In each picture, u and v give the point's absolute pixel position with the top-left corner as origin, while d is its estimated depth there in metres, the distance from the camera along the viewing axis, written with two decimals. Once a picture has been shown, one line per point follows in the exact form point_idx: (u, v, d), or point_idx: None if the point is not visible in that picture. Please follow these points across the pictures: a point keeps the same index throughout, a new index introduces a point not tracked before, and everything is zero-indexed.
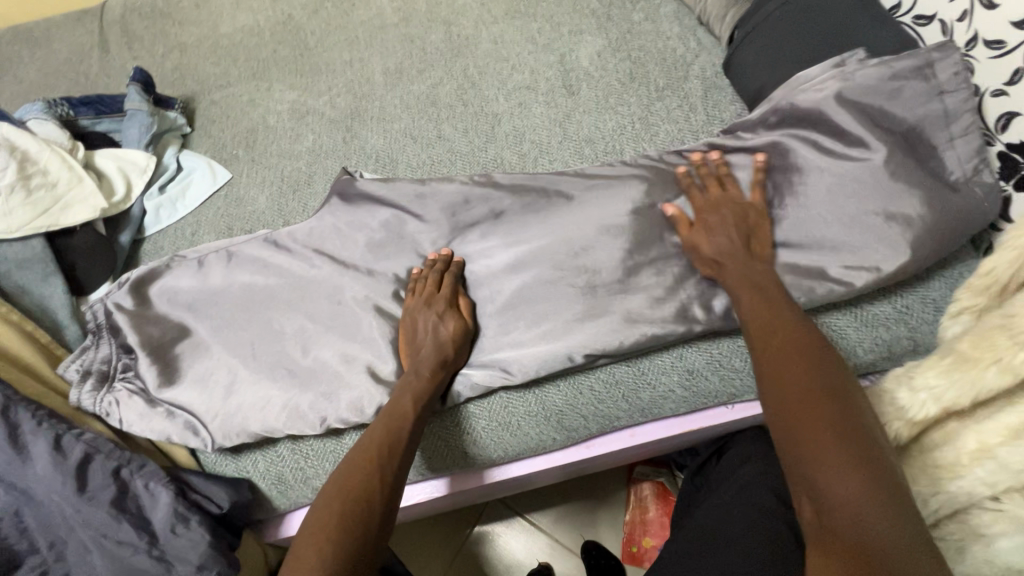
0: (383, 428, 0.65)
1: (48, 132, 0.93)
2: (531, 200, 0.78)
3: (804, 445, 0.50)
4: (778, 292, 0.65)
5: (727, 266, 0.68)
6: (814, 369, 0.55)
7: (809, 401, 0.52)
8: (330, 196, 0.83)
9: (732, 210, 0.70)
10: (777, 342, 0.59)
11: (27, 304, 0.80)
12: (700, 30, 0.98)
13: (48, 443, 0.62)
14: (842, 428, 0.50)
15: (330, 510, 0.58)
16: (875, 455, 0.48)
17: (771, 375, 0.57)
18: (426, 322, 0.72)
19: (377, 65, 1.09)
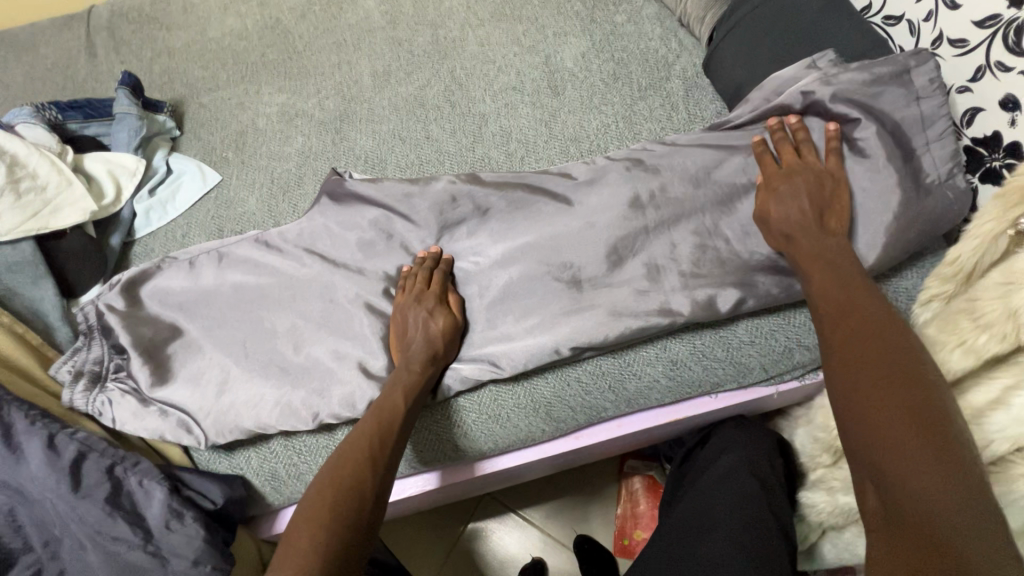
0: (375, 419, 0.67)
1: (36, 136, 0.93)
2: (517, 198, 0.80)
3: (872, 433, 0.50)
4: (850, 268, 0.64)
5: (796, 237, 0.68)
6: (893, 355, 0.53)
7: (878, 387, 0.51)
8: (320, 196, 0.84)
9: (807, 178, 0.70)
10: (853, 324, 0.58)
11: (18, 306, 0.81)
12: (681, 32, 1.01)
13: (43, 441, 0.63)
14: (915, 416, 0.48)
15: (322, 498, 0.59)
16: (953, 443, 0.47)
17: (842, 357, 0.56)
18: (417, 315, 0.74)
19: (365, 67, 1.10)
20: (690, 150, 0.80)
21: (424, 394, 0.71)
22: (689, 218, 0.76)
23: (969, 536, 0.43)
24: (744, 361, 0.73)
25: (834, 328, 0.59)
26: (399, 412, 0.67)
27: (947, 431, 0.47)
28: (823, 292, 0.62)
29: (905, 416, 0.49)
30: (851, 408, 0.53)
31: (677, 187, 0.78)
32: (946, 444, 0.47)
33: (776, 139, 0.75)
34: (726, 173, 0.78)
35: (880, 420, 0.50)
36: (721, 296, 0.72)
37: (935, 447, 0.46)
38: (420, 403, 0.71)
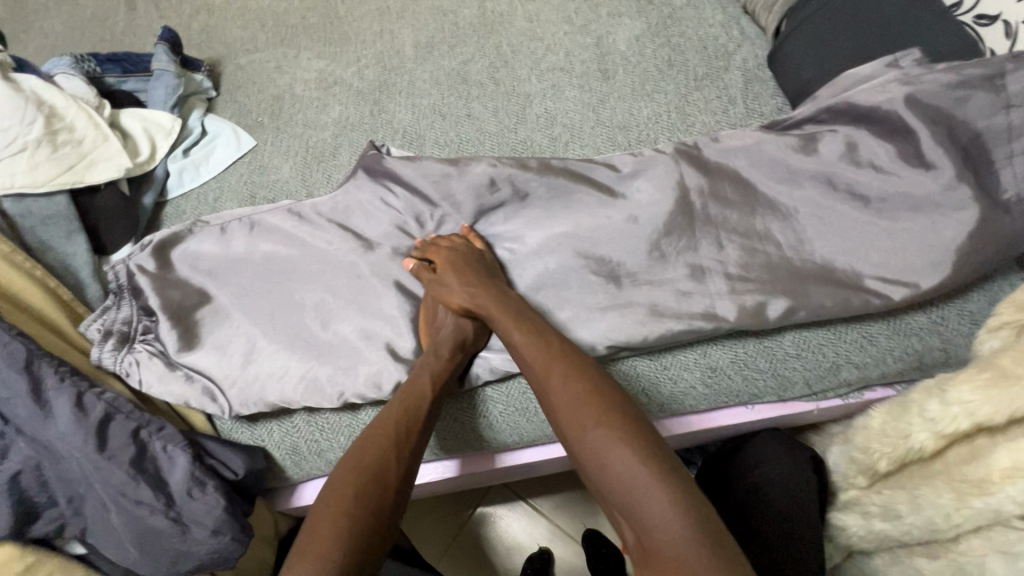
0: (400, 405, 0.65)
1: (76, 88, 0.92)
2: (562, 184, 0.76)
3: (610, 476, 0.53)
4: (528, 312, 0.68)
5: (475, 295, 0.69)
6: (594, 391, 0.58)
7: (599, 430, 0.55)
8: (356, 169, 0.82)
9: (458, 253, 0.73)
10: (555, 369, 0.61)
11: (50, 260, 0.80)
12: (744, 19, 0.95)
13: (71, 399, 0.63)
14: (636, 445, 0.53)
15: (345, 485, 0.58)
16: (662, 456, 0.52)
17: (562, 406, 0.58)
18: (444, 312, 0.73)
19: (408, 37, 1.06)
20: (749, 147, 0.76)
21: (451, 379, 0.70)
22: (742, 219, 0.72)
23: (688, 537, 0.47)
24: (787, 374, 0.70)
25: (544, 379, 0.61)
26: (426, 398, 0.66)
27: (659, 448, 0.53)
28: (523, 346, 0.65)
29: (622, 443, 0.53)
30: (589, 455, 0.55)
31: (732, 185, 0.74)
32: (657, 457, 0.52)
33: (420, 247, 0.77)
34: (786, 174, 0.73)
35: (612, 462, 0.53)
36: (771, 305, 0.67)
37: (659, 468, 0.51)
38: (447, 388, 0.69)
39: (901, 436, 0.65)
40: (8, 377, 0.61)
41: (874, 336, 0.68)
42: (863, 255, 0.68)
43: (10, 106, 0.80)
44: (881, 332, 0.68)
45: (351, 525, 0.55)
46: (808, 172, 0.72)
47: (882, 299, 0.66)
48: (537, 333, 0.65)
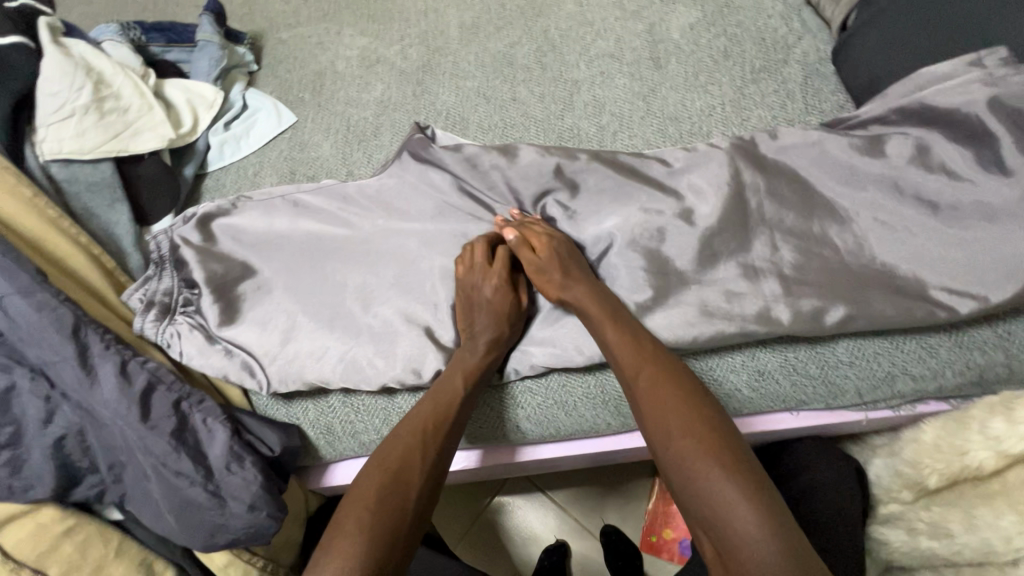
0: (431, 408, 0.65)
1: (122, 55, 0.92)
2: (611, 177, 0.74)
3: (693, 484, 0.54)
4: (621, 312, 0.67)
5: (575, 287, 0.68)
6: (687, 399, 0.59)
7: (687, 438, 0.56)
8: (401, 153, 0.81)
9: (560, 247, 0.71)
10: (646, 371, 0.62)
11: (94, 228, 0.81)
12: (806, 11, 0.91)
13: (116, 368, 0.63)
14: (722, 456, 0.54)
15: (372, 490, 0.59)
16: (751, 476, 0.53)
17: (651, 410, 0.60)
18: (490, 295, 0.71)
19: (453, 18, 1.04)
20: (810, 144, 0.73)
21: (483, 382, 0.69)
22: (798, 220, 0.69)
23: (775, 560, 0.48)
24: (838, 382, 0.68)
25: (633, 380, 0.62)
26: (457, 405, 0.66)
27: (747, 463, 0.54)
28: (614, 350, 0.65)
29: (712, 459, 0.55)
30: (674, 460, 0.57)
31: (790, 184, 0.71)
32: (748, 478, 0.53)
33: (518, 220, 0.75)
34: (849, 175, 0.70)
35: (697, 471, 0.54)
36: (827, 311, 0.65)
37: (745, 486, 0.52)
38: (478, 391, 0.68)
39: (957, 453, 0.68)
40: (56, 342, 0.61)
41: (934, 348, 0.66)
42: (928, 263, 0.65)
43: (61, 71, 0.80)
44: (941, 344, 0.66)
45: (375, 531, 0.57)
46: (871, 176, 0.69)
47: (947, 311, 0.63)
48: (632, 337, 0.65)
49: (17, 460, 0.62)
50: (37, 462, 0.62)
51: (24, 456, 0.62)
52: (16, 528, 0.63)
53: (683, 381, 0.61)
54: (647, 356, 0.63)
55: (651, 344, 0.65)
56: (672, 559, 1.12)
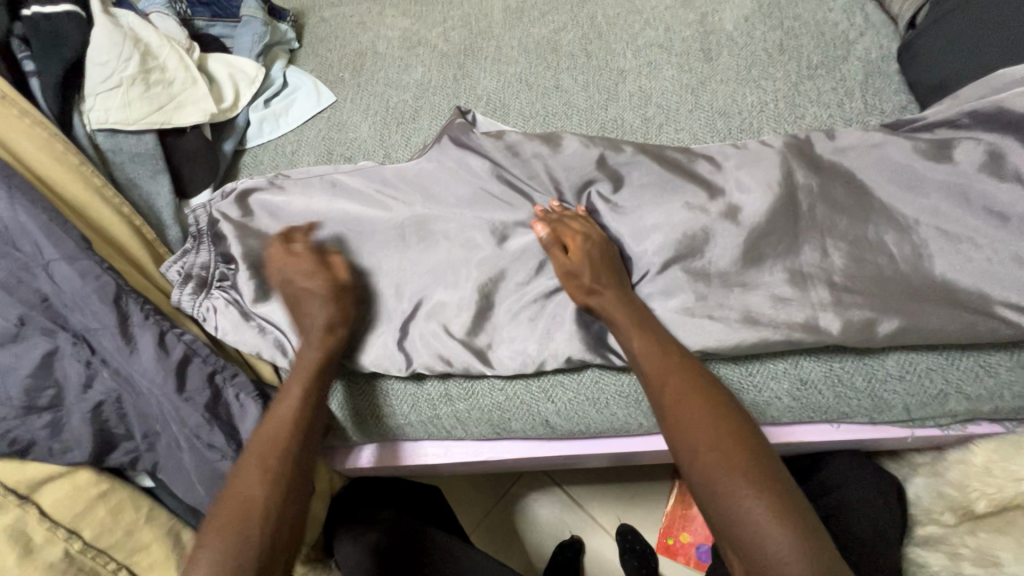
0: (276, 440, 0.61)
1: (168, 28, 0.92)
2: (657, 171, 0.72)
3: (722, 503, 0.50)
4: (647, 320, 0.64)
5: (606, 291, 0.65)
6: (719, 413, 0.55)
7: (716, 454, 0.52)
8: (441, 135, 0.80)
9: (600, 251, 0.67)
10: (673, 381, 0.58)
11: (136, 198, 0.82)
12: (870, 6, 0.87)
13: (154, 338, 0.63)
14: (756, 475, 0.51)
15: (221, 532, 0.55)
16: (787, 499, 0.49)
17: (677, 422, 0.56)
18: (307, 283, 0.69)
19: (497, 1, 1.02)
20: (870, 146, 0.70)
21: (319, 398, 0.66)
22: (852, 225, 0.66)
23: None
24: (885, 397, 0.65)
25: (658, 390, 0.59)
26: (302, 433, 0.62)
27: (781, 483, 0.50)
28: (640, 355, 0.61)
29: (746, 478, 0.51)
30: (700, 478, 0.53)
31: (845, 186, 0.68)
32: (784, 501, 0.49)
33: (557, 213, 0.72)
34: (910, 179, 0.67)
35: (726, 490, 0.50)
36: (880, 322, 0.62)
37: (781, 510, 0.49)
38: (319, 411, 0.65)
39: (1010, 479, 0.65)
40: (98, 309, 0.62)
41: (993, 367, 0.62)
42: (993, 279, 0.62)
43: (110, 42, 0.81)
44: (1001, 363, 0.62)
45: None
46: (935, 181, 0.66)
47: (1012, 329, 0.60)
48: (659, 345, 0.61)
49: (58, 422, 0.64)
50: (77, 426, 0.63)
51: (64, 419, 0.64)
52: (54, 487, 0.64)
53: (712, 394, 0.57)
54: (674, 366, 0.59)
55: (678, 354, 0.61)
56: (689, 563, 1.10)
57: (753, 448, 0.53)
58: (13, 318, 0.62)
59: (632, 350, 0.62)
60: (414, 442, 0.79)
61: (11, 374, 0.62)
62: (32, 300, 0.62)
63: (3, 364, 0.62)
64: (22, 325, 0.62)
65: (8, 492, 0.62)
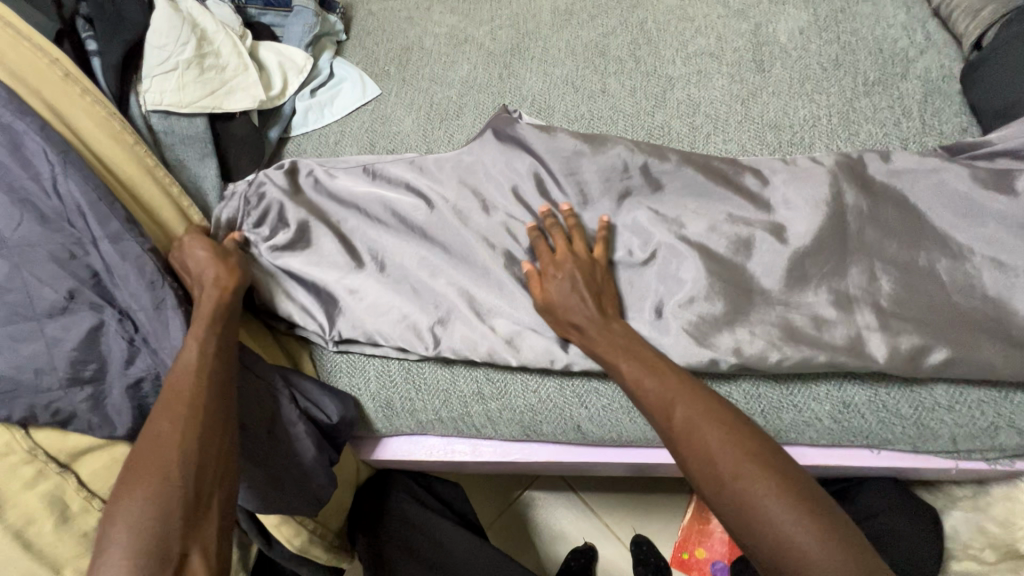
0: (178, 391, 0.57)
1: (223, 14, 0.93)
2: (704, 181, 0.70)
3: (756, 527, 0.49)
4: (636, 341, 0.63)
5: (589, 322, 0.64)
6: (728, 432, 0.54)
7: (744, 479, 0.51)
8: (485, 130, 0.80)
9: (583, 268, 0.66)
10: (680, 407, 0.56)
11: (184, 180, 0.83)
12: (932, 23, 0.85)
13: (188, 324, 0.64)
14: (790, 494, 0.49)
15: (129, 492, 0.51)
16: (817, 508, 0.49)
17: (692, 448, 0.54)
18: (202, 258, 0.69)
19: (546, 3, 1.02)
20: (927, 170, 0.68)
21: (228, 345, 0.63)
22: (904, 249, 0.65)
23: None
24: (932, 427, 0.63)
25: (669, 420, 0.57)
26: (212, 380, 0.59)
27: (809, 494, 0.50)
28: (639, 385, 0.59)
29: (775, 496, 0.49)
30: (731, 505, 0.51)
31: (898, 210, 0.67)
32: (813, 511, 0.49)
33: (534, 238, 0.70)
34: (967, 207, 0.65)
35: (762, 516, 0.49)
36: (929, 351, 0.60)
37: (816, 521, 0.48)
38: (228, 356, 0.62)
39: None
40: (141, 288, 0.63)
41: None
42: None
43: (169, 26, 0.83)
44: None
45: (142, 533, 0.49)
46: (996, 210, 0.64)
47: None
48: (654, 369, 0.60)
49: (98, 396, 0.64)
50: (117, 400, 0.64)
51: (105, 393, 0.64)
52: (92, 458, 0.66)
53: (716, 411, 0.56)
54: (674, 390, 0.58)
55: (674, 373, 0.59)
56: None
57: (773, 461, 0.51)
58: (63, 292, 0.63)
59: (629, 378, 0.60)
60: (441, 438, 0.79)
61: (58, 345, 0.63)
62: (83, 275, 0.64)
63: (50, 335, 0.63)
64: (71, 298, 0.63)
65: (51, 459, 0.64)
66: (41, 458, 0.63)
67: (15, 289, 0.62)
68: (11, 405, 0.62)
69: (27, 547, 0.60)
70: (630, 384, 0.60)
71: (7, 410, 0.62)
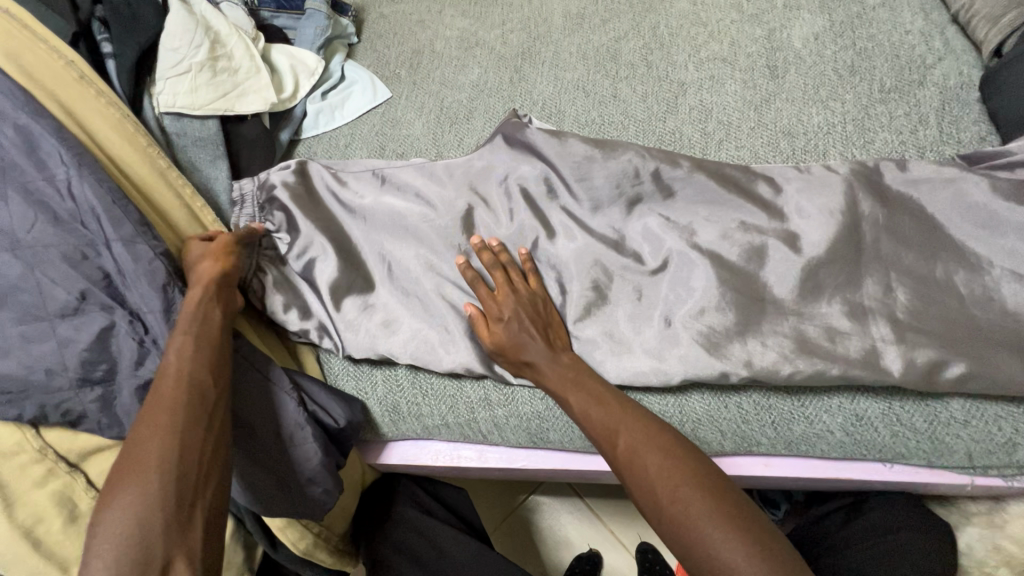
0: (161, 396, 0.55)
1: (237, 17, 0.94)
2: (716, 188, 0.69)
3: (694, 551, 0.50)
4: (585, 371, 0.64)
5: (539, 354, 0.65)
6: (668, 457, 0.55)
7: (680, 501, 0.51)
8: (494, 134, 0.79)
9: (524, 304, 0.67)
10: (624, 435, 0.58)
11: (195, 181, 0.84)
12: (950, 29, 0.84)
13: None
14: (726, 517, 0.50)
15: (109, 502, 0.49)
16: (751, 527, 0.49)
17: (633, 476, 0.55)
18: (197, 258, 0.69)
19: (558, 7, 1.02)
20: (944, 180, 0.67)
21: (211, 346, 0.61)
22: (919, 261, 0.64)
23: None
24: (947, 442, 0.62)
25: (613, 449, 0.58)
26: (191, 383, 0.57)
27: (744, 513, 0.50)
28: (584, 415, 0.61)
29: (710, 518, 0.50)
30: (671, 530, 0.51)
31: (914, 222, 0.66)
32: (748, 531, 0.49)
33: (467, 275, 0.71)
34: (985, 218, 0.64)
35: (699, 538, 0.49)
36: (945, 365, 0.59)
37: (748, 540, 0.48)
38: (213, 357, 0.60)
39: None
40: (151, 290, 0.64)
41: None
42: None
43: (184, 29, 0.83)
44: None
45: (121, 543, 0.47)
46: (1014, 222, 0.63)
47: None
48: (599, 398, 0.61)
49: (108, 397, 0.64)
50: (127, 402, 0.64)
51: (115, 394, 0.64)
52: (101, 458, 0.66)
53: (656, 437, 0.57)
54: (617, 419, 0.59)
55: (617, 401, 0.61)
56: None
57: (709, 483, 0.52)
58: (75, 293, 0.63)
59: (575, 409, 0.62)
60: (447, 444, 0.79)
61: (69, 346, 0.63)
62: (95, 276, 0.64)
63: (61, 335, 0.63)
64: (82, 299, 0.64)
65: (60, 459, 0.64)
66: (51, 458, 0.64)
67: (29, 289, 0.63)
68: (23, 405, 0.62)
69: (35, 545, 0.60)
70: (578, 415, 0.61)
71: (19, 408, 0.62)
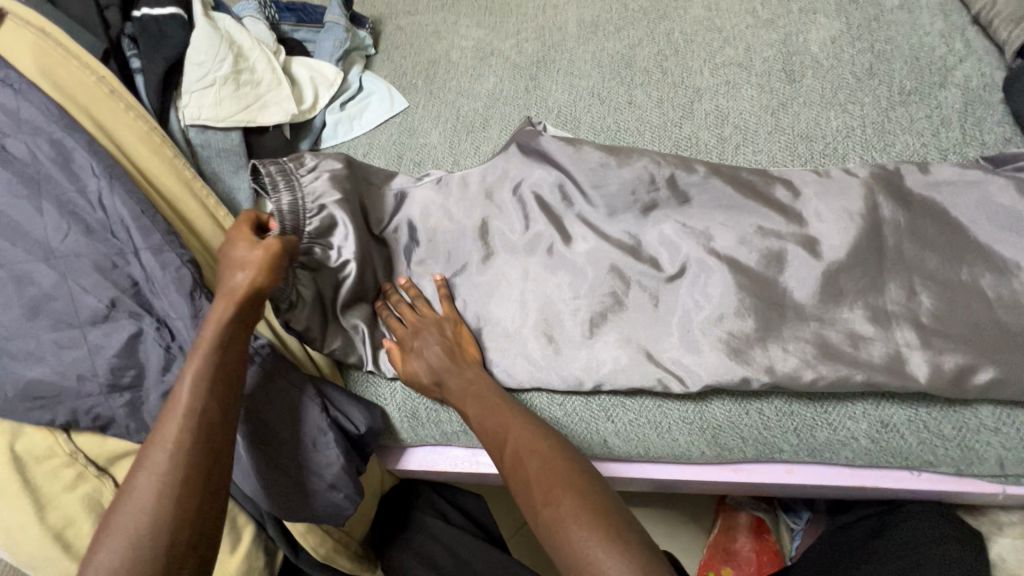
0: (167, 431, 0.55)
1: (258, 32, 0.97)
2: (734, 192, 0.69)
3: (559, 547, 0.53)
4: (483, 382, 0.68)
5: (444, 377, 0.69)
6: (546, 460, 0.59)
7: (553, 502, 0.55)
8: (509, 143, 0.80)
9: (429, 330, 0.72)
10: (511, 442, 0.62)
11: (219, 191, 0.86)
12: (972, 31, 0.83)
13: None
14: (590, 514, 0.53)
15: (109, 537, 0.51)
16: (611, 525, 0.52)
17: (517, 480, 0.59)
18: (236, 268, 0.63)
19: (573, 15, 1.02)
20: (969, 182, 0.66)
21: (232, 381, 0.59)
22: (943, 265, 0.63)
23: None
24: (977, 449, 0.61)
25: (500, 455, 0.62)
26: (198, 420, 0.55)
27: (608, 511, 0.53)
28: (479, 424, 0.65)
29: (575, 517, 0.53)
30: (545, 528, 0.54)
31: (937, 225, 0.65)
32: (609, 529, 0.52)
33: (384, 317, 0.75)
34: (1014, 220, 0.63)
35: (564, 535, 0.53)
36: (974, 371, 0.58)
37: (607, 537, 0.51)
38: (225, 393, 0.58)
39: None
40: (176, 299, 0.66)
41: None
42: None
43: (208, 45, 0.86)
44: None
45: None
46: None
47: None
48: (492, 409, 0.65)
49: (136, 402, 0.66)
50: (153, 407, 0.66)
51: (143, 399, 0.66)
52: (129, 462, 0.68)
53: (538, 443, 0.61)
54: (506, 427, 0.63)
55: (512, 410, 0.65)
56: None
57: (578, 483, 0.56)
58: (105, 301, 0.65)
59: (473, 422, 0.66)
60: (465, 450, 0.79)
61: (98, 353, 0.65)
62: (124, 284, 0.66)
63: (91, 342, 0.65)
64: (112, 307, 0.65)
65: (90, 463, 0.66)
66: (81, 462, 0.65)
67: (61, 297, 0.65)
68: (55, 410, 0.64)
69: (65, 547, 0.63)
70: (473, 425, 0.66)
71: (51, 413, 0.64)
